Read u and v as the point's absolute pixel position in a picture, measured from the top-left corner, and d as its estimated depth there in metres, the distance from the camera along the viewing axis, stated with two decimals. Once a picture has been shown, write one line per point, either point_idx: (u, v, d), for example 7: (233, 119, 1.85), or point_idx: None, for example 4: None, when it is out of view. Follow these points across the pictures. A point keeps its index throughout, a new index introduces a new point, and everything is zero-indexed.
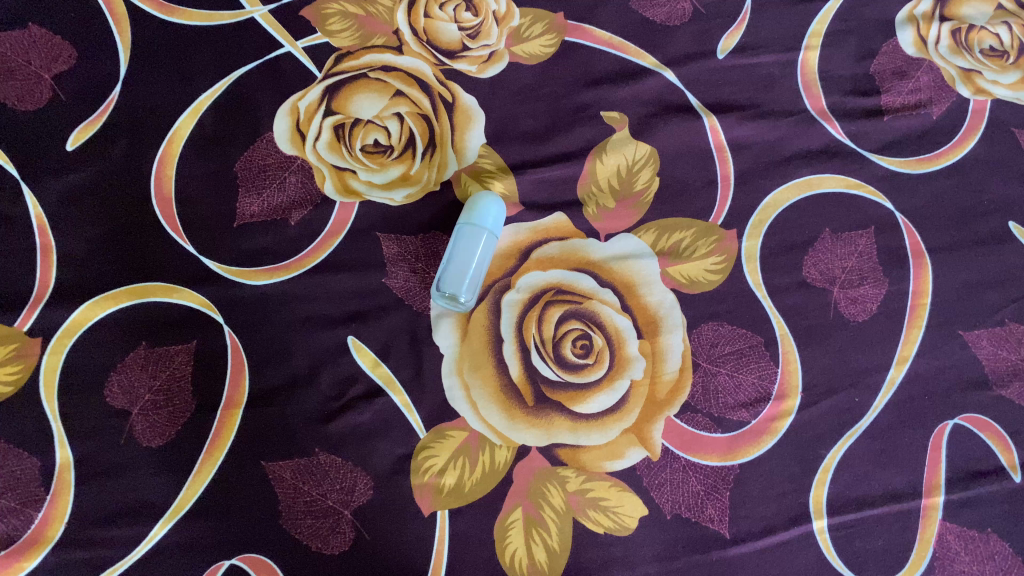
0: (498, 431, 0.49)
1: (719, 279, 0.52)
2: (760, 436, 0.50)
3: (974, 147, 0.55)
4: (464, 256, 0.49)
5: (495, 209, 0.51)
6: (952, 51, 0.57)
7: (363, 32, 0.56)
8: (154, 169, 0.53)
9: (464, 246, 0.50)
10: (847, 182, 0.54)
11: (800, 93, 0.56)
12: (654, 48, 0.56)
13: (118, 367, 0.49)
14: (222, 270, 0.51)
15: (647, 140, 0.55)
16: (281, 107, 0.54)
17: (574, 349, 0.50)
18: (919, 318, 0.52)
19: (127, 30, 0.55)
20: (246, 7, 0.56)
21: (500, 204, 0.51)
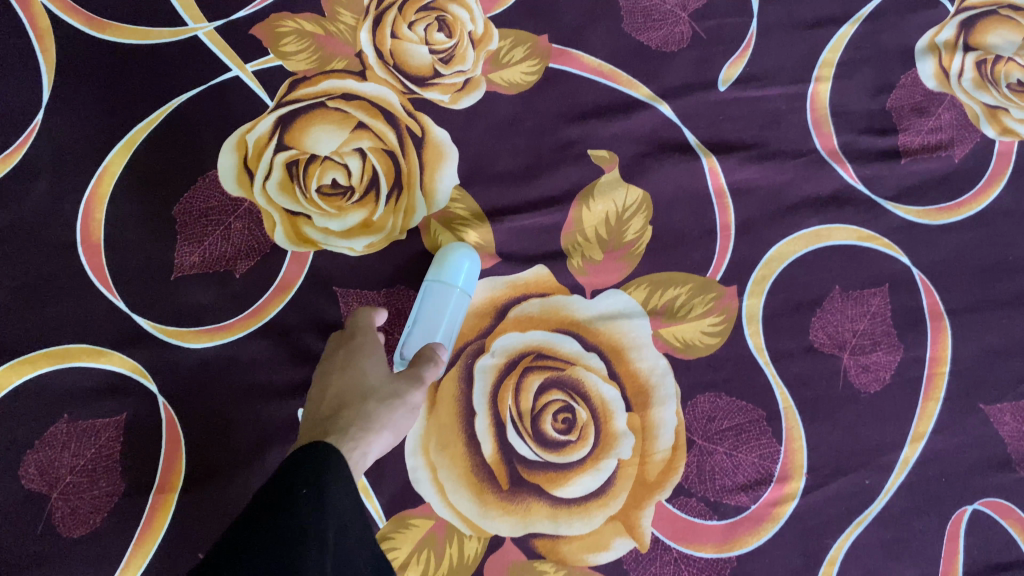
0: (468, 519, 0.44)
1: (717, 342, 0.47)
2: (760, 524, 0.45)
3: (999, 196, 0.50)
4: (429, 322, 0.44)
5: (466, 266, 0.45)
6: (977, 85, 0.51)
7: (321, 55, 0.49)
8: (80, 211, 0.46)
9: (430, 311, 0.44)
10: (859, 234, 0.49)
11: (810, 131, 0.50)
12: (648, 77, 0.50)
13: (36, 444, 0.43)
14: (157, 330, 0.45)
15: (640, 183, 0.49)
16: (226, 141, 0.48)
17: (556, 424, 0.45)
18: (936, 389, 0.47)
19: (50, 47, 0.48)
20: (189, 23, 0.49)
21: (473, 258, 0.46)
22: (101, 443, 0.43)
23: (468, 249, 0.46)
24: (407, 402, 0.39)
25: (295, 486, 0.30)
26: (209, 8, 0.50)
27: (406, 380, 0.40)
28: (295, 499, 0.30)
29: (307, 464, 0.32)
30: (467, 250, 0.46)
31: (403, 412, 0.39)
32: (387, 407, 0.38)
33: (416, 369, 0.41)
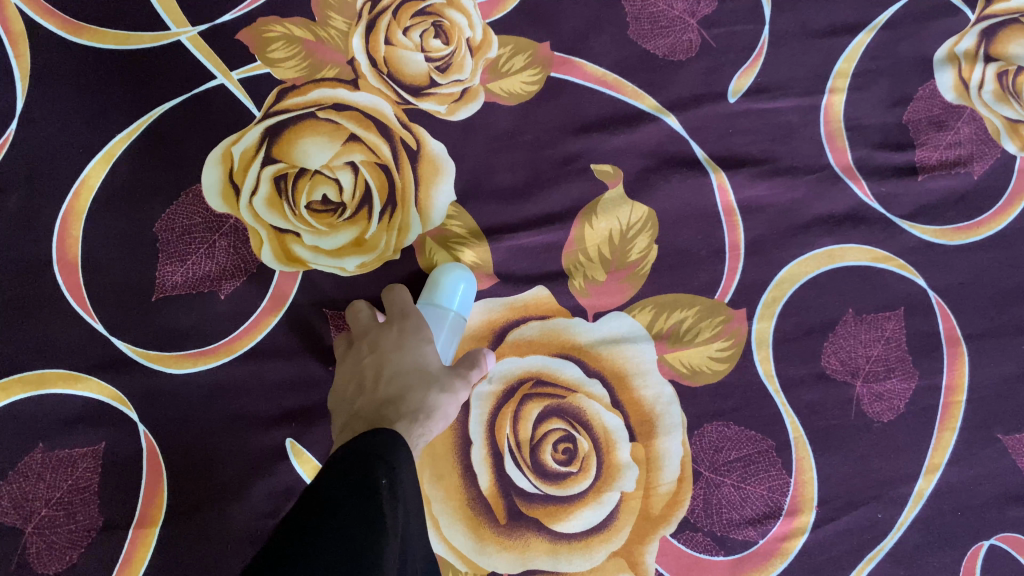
0: (463, 555, 0.42)
1: (725, 368, 0.45)
2: (768, 559, 0.43)
3: (1020, 215, 0.48)
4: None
5: (460, 286, 0.43)
6: (998, 98, 0.49)
7: (311, 62, 0.47)
8: (56, 227, 0.44)
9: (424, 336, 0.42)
10: (873, 254, 0.47)
11: (823, 146, 0.48)
12: (654, 88, 0.48)
13: (9, 475, 0.41)
14: (137, 355, 0.43)
15: (645, 199, 0.46)
16: (211, 153, 0.45)
17: (556, 454, 0.43)
18: (952, 418, 0.45)
19: (25, 53, 0.46)
20: (172, 28, 0.47)
21: (466, 276, 0.43)
22: (78, 474, 0.41)
23: (461, 267, 0.44)
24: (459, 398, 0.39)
25: (375, 460, 0.31)
26: (193, 11, 0.47)
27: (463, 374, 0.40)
28: (378, 471, 0.30)
29: (379, 442, 0.33)
30: (460, 269, 0.43)
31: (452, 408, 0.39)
32: (445, 398, 0.38)
33: (469, 361, 0.41)
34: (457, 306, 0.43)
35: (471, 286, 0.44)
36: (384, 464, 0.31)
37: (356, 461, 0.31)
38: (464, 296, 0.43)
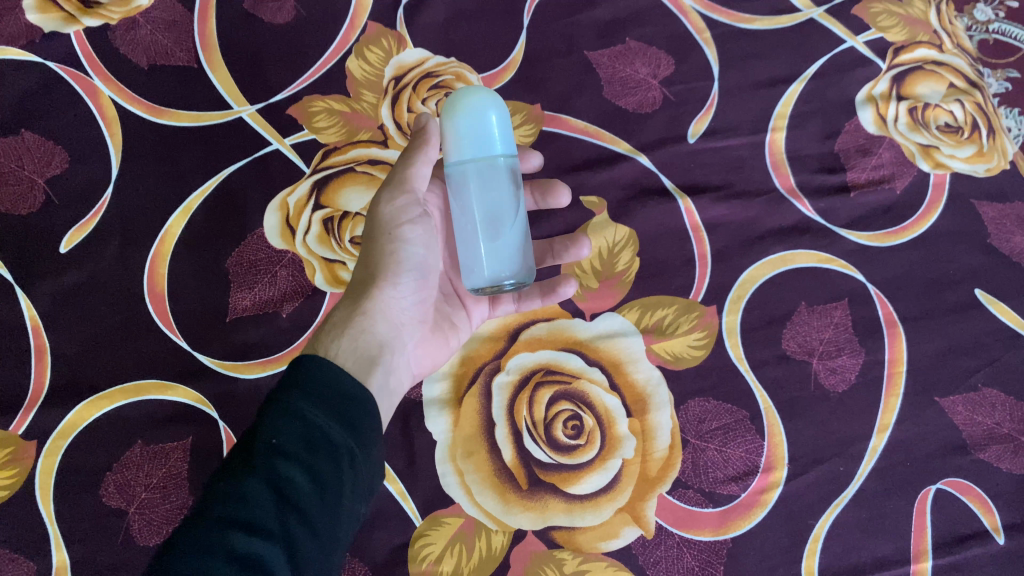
0: (493, 516, 0.50)
1: (702, 354, 0.54)
2: (750, 509, 0.51)
3: (937, 220, 0.58)
4: (486, 199, 0.45)
5: (491, 118, 0.44)
6: (911, 127, 0.60)
7: (349, 128, 0.58)
8: (146, 266, 0.54)
9: (482, 183, 0.45)
10: (819, 257, 0.56)
11: (770, 173, 0.58)
12: (627, 134, 0.59)
13: (114, 467, 0.49)
14: (215, 364, 0.52)
15: (626, 222, 0.57)
16: (271, 203, 0.55)
17: (566, 430, 0.51)
18: (896, 386, 0.54)
19: (118, 132, 0.57)
20: (235, 107, 0.58)
21: (493, 106, 0.44)
22: (170, 463, 0.49)
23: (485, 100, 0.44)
24: (401, 236, 0.45)
25: (301, 403, 0.35)
26: (252, 94, 0.59)
27: (386, 198, 0.45)
28: (307, 416, 0.35)
29: (313, 376, 0.37)
30: (484, 99, 0.44)
31: (407, 249, 0.46)
32: (388, 248, 0.45)
33: (395, 180, 0.46)
34: (497, 142, 0.44)
35: (502, 113, 0.45)
36: (310, 404, 0.36)
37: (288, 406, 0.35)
38: (500, 130, 0.44)
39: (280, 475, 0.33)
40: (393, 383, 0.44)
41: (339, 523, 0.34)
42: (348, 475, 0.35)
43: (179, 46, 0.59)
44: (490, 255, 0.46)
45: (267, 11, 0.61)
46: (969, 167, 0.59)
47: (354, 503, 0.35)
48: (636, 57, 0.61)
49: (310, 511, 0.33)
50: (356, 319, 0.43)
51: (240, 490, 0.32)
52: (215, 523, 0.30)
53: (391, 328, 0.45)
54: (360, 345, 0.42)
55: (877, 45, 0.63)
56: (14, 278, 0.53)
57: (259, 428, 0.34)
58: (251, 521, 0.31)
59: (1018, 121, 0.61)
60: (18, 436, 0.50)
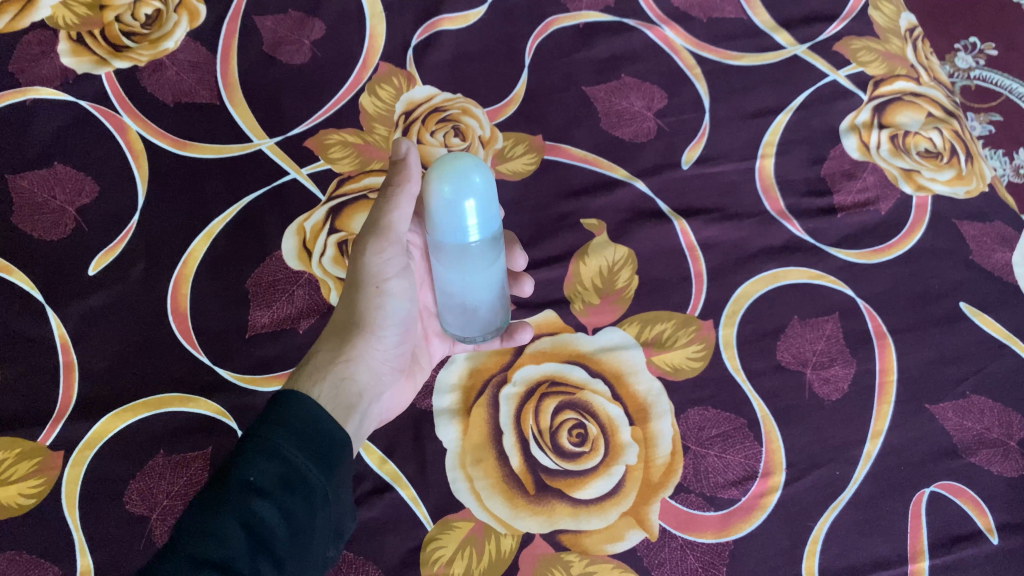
0: (502, 520, 0.51)
1: (701, 365, 0.56)
2: (751, 512, 0.52)
3: (921, 238, 0.61)
4: (464, 267, 0.44)
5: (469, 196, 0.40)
6: (893, 153, 0.64)
7: (362, 158, 0.61)
8: (170, 287, 0.57)
9: (460, 256, 0.43)
10: (809, 273, 0.59)
11: (760, 196, 0.62)
12: (624, 162, 0.63)
13: (137, 476, 0.51)
14: (235, 378, 0.54)
15: (625, 243, 0.60)
16: (289, 227, 0.58)
17: (570, 437, 0.53)
18: (887, 394, 0.56)
19: (145, 164, 0.61)
20: (254, 140, 0.62)
21: (470, 183, 0.40)
22: (192, 471, 0.51)
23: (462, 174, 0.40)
24: (386, 289, 0.47)
25: (280, 439, 0.39)
26: (271, 128, 0.62)
27: (373, 252, 0.46)
28: (285, 454, 0.38)
29: (295, 412, 0.40)
30: (464, 173, 0.40)
31: (389, 301, 0.48)
32: (376, 300, 0.47)
33: (380, 228, 0.46)
34: (473, 228, 0.41)
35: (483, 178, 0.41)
36: (289, 441, 0.39)
37: (268, 441, 0.39)
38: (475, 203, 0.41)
39: (252, 512, 0.36)
40: (366, 426, 0.47)
41: (303, 558, 0.38)
42: (316, 513, 0.39)
43: (203, 85, 0.63)
44: (468, 309, 0.49)
45: (285, 53, 0.65)
46: (949, 189, 0.62)
47: (318, 539, 0.39)
48: (632, 92, 0.65)
49: (276, 549, 0.36)
50: (339, 365, 0.45)
51: (215, 524, 0.35)
52: (189, 558, 0.33)
53: (370, 376, 0.47)
54: (340, 389, 0.45)
55: (858, 78, 0.67)
56: (45, 299, 0.56)
57: (239, 462, 0.37)
58: (222, 558, 0.34)
59: (1002, 162, 0.64)
60: (46, 447, 0.52)
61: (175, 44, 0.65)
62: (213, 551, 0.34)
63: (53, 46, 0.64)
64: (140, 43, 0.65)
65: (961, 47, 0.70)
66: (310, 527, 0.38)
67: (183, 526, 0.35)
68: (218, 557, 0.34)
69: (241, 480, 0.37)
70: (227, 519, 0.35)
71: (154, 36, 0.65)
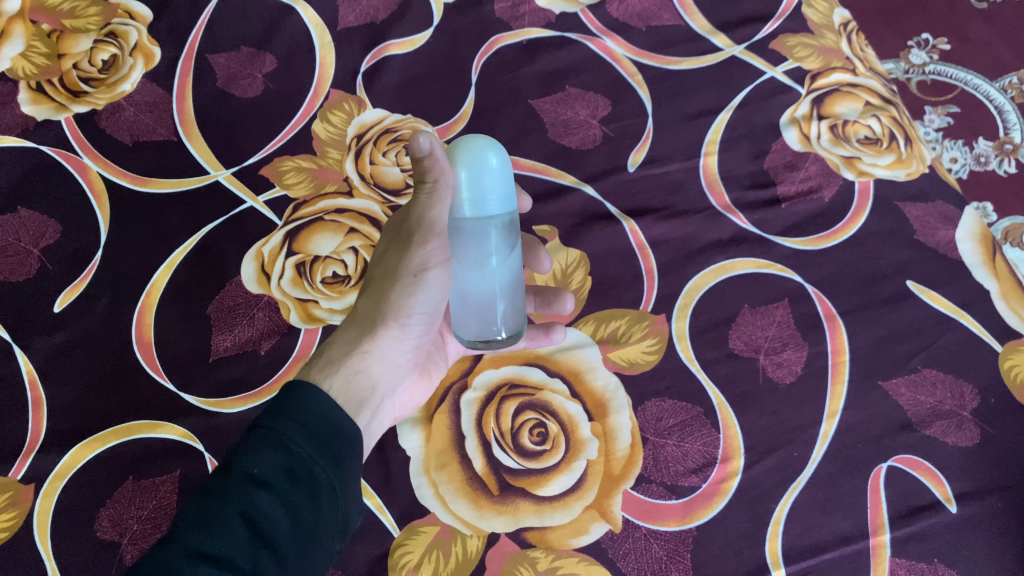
0: (467, 522, 0.52)
1: (655, 359, 0.57)
2: (712, 498, 0.53)
3: (865, 222, 0.62)
4: (483, 254, 0.44)
5: (483, 172, 0.42)
6: (833, 142, 0.65)
7: (316, 182, 0.63)
8: (134, 318, 0.58)
9: (479, 240, 0.43)
10: (757, 263, 0.61)
11: (705, 193, 0.63)
12: (572, 169, 0.64)
13: (107, 504, 0.52)
14: (200, 402, 0.55)
15: (576, 247, 0.62)
16: (247, 254, 0.60)
17: (532, 437, 0.54)
18: (841, 374, 0.57)
19: (105, 201, 0.62)
20: (212, 172, 0.64)
21: (492, 155, 0.42)
22: (160, 495, 0.52)
23: (479, 150, 0.42)
24: (425, 281, 0.44)
25: (286, 429, 0.36)
26: (227, 159, 0.64)
27: (419, 241, 0.42)
28: (290, 445, 0.35)
29: (302, 403, 0.38)
30: (481, 155, 0.42)
31: (422, 291, 0.45)
32: (409, 289, 0.44)
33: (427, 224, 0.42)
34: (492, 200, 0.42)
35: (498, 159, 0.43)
36: (296, 432, 0.36)
37: (273, 431, 0.36)
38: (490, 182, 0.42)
39: (254, 506, 0.33)
40: (372, 420, 0.46)
41: (311, 557, 0.35)
42: (324, 509, 0.36)
43: (160, 123, 0.65)
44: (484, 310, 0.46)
45: (239, 87, 0.68)
46: (890, 173, 0.64)
47: (326, 538, 0.36)
48: (576, 101, 0.67)
49: (280, 547, 0.33)
50: (356, 357, 0.44)
51: (212, 518, 0.32)
52: (182, 554, 0.31)
53: (387, 369, 0.46)
54: (352, 386, 0.43)
55: (796, 73, 0.69)
56: (12, 338, 0.57)
57: (240, 454, 0.35)
58: (220, 555, 0.31)
59: (963, 152, 0.69)
60: (18, 481, 0.53)
61: (131, 86, 0.67)
62: (208, 547, 0.31)
63: (14, 96, 0.66)
64: (97, 87, 0.67)
65: (914, 44, 0.76)
66: (318, 524, 0.35)
67: (178, 523, 0.32)
68: (214, 554, 0.31)
69: (241, 472, 0.34)
70: (226, 512, 0.33)
71: (111, 80, 0.67)
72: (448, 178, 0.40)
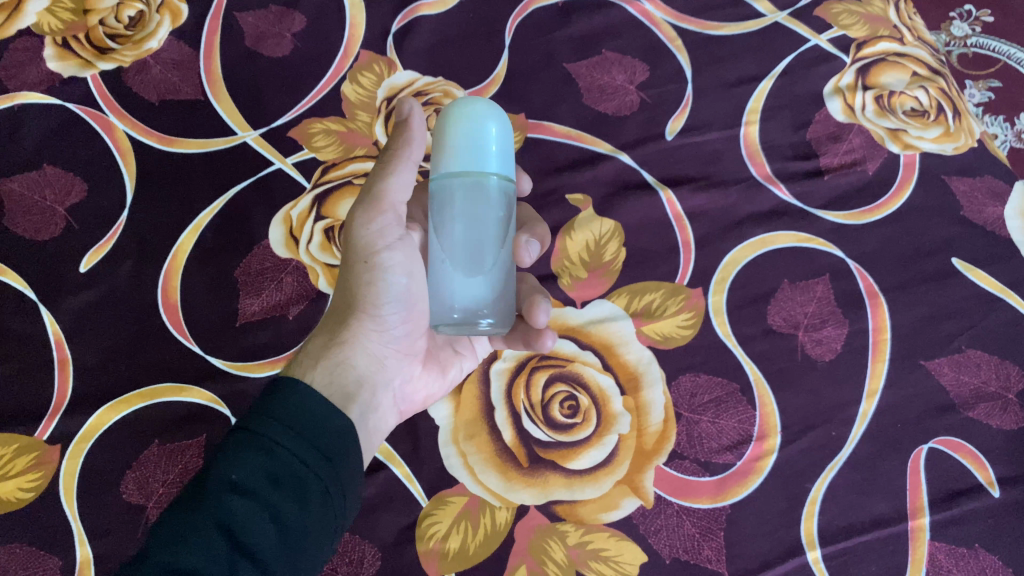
0: (496, 494, 0.51)
1: (691, 333, 0.56)
2: (747, 476, 0.52)
3: (910, 196, 0.60)
4: (473, 222, 0.42)
5: (487, 133, 0.42)
6: (878, 114, 0.63)
7: (346, 145, 0.61)
8: (160, 280, 0.57)
9: (469, 201, 0.42)
10: (798, 237, 0.59)
11: (746, 163, 0.62)
12: (608, 136, 0.63)
13: (133, 466, 0.51)
14: (227, 366, 0.55)
15: (611, 216, 0.60)
16: (275, 217, 0.59)
17: (562, 410, 0.53)
18: (882, 352, 0.55)
19: (132, 160, 0.61)
20: (239, 133, 0.62)
21: (493, 120, 0.42)
22: (187, 459, 0.52)
23: (484, 113, 0.42)
24: (381, 264, 0.42)
25: (268, 431, 0.35)
26: (254, 120, 0.63)
27: (361, 222, 0.41)
28: (273, 448, 0.34)
29: (288, 405, 0.36)
30: (479, 115, 0.42)
31: (385, 277, 0.42)
32: (365, 277, 0.42)
33: (372, 198, 0.41)
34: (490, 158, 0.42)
35: (500, 127, 0.43)
36: (281, 434, 0.35)
37: (255, 436, 0.35)
38: (495, 146, 0.42)
39: (233, 512, 0.32)
40: (372, 416, 0.44)
41: (299, 564, 0.33)
42: (313, 512, 0.34)
43: (186, 82, 0.64)
44: (471, 290, 0.42)
45: (267, 46, 0.66)
46: (937, 147, 0.62)
47: (317, 541, 0.34)
48: (613, 66, 0.65)
49: (263, 555, 0.32)
50: (332, 351, 0.43)
51: (189, 527, 0.31)
52: (155, 566, 0.29)
53: (371, 361, 0.44)
54: (334, 378, 0.41)
55: (840, 41, 0.67)
56: (38, 297, 0.57)
57: (222, 460, 0.33)
58: (196, 565, 0.30)
59: (1004, 128, 0.64)
60: (44, 441, 0.52)
61: (158, 43, 0.66)
62: (184, 557, 0.30)
63: (39, 52, 0.65)
64: (124, 44, 0.65)
65: (956, 17, 0.69)
66: (307, 527, 0.34)
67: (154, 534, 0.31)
68: (190, 563, 0.30)
69: (221, 479, 0.33)
70: (204, 520, 0.31)
71: (137, 37, 0.66)
72: (410, 148, 0.41)
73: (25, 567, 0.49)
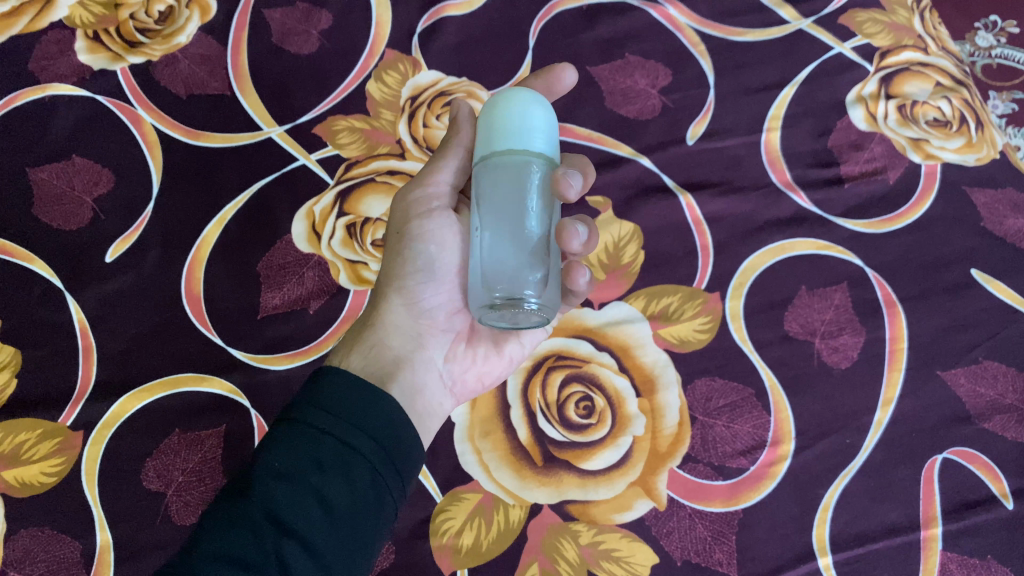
0: (511, 492, 0.52)
1: (707, 337, 0.56)
2: (760, 481, 0.52)
3: (930, 207, 0.60)
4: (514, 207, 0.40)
5: (533, 110, 0.41)
6: (900, 123, 0.63)
7: (369, 143, 0.62)
8: (184, 272, 0.58)
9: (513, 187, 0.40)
10: (816, 244, 0.59)
11: (766, 169, 0.62)
12: (629, 139, 0.63)
13: (154, 454, 0.52)
14: (247, 357, 0.56)
15: (630, 219, 0.60)
16: (298, 212, 0.60)
17: (578, 410, 0.54)
18: (898, 361, 0.55)
19: (158, 153, 0.62)
20: (265, 128, 0.63)
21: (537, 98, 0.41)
22: (206, 448, 0.52)
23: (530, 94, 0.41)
24: (418, 243, 0.45)
25: (311, 419, 0.36)
26: (280, 116, 0.64)
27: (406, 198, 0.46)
28: (317, 435, 0.36)
29: (330, 391, 0.38)
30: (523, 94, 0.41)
31: (418, 253, 0.45)
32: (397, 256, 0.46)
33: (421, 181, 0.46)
34: (535, 133, 0.40)
35: (545, 115, 0.41)
36: (324, 420, 0.36)
37: (300, 424, 0.36)
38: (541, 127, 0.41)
39: (279, 498, 0.33)
40: (418, 397, 0.45)
41: (351, 544, 0.34)
42: (361, 492, 0.35)
43: (214, 77, 0.65)
44: (510, 263, 0.40)
45: (294, 43, 0.67)
46: (959, 157, 0.62)
47: (368, 520, 0.35)
48: (636, 70, 0.66)
49: (312, 537, 0.33)
50: (368, 334, 0.45)
51: (237, 514, 0.32)
52: (206, 551, 0.31)
53: (408, 338, 0.46)
54: (369, 357, 0.44)
55: (864, 50, 0.67)
56: (65, 285, 0.58)
57: (267, 449, 0.35)
58: (243, 552, 0.31)
59: None
60: (67, 427, 0.53)
61: (187, 38, 0.67)
62: (230, 542, 0.31)
63: (70, 44, 0.66)
64: (153, 38, 0.66)
65: (982, 26, 0.69)
66: (356, 510, 0.35)
67: (203, 522, 0.32)
68: (235, 549, 0.31)
69: (266, 467, 0.34)
70: (251, 506, 0.33)
71: (167, 31, 0.67)
72: (461, 137, 0.45)
73: (46, 550, 0.50)
